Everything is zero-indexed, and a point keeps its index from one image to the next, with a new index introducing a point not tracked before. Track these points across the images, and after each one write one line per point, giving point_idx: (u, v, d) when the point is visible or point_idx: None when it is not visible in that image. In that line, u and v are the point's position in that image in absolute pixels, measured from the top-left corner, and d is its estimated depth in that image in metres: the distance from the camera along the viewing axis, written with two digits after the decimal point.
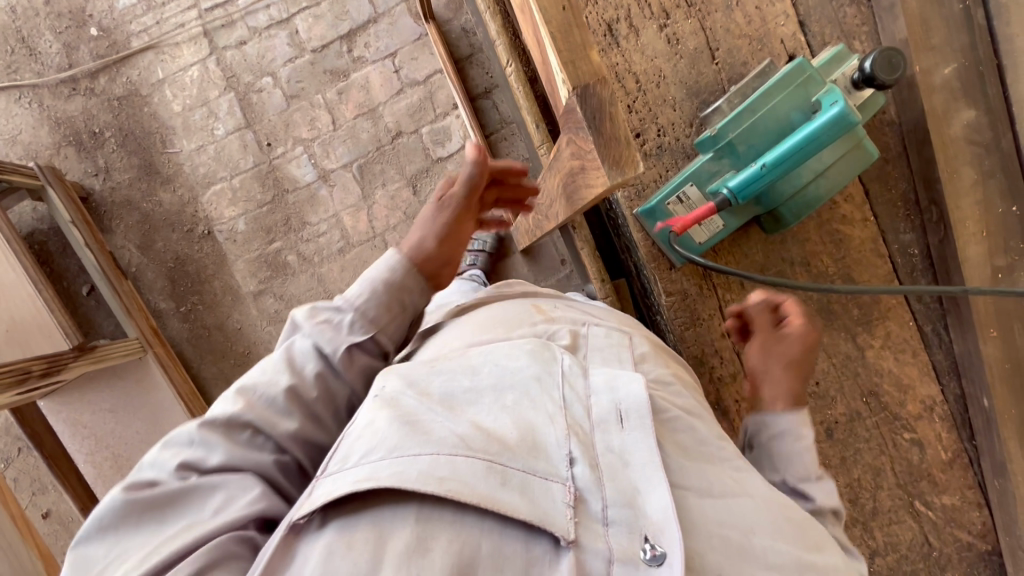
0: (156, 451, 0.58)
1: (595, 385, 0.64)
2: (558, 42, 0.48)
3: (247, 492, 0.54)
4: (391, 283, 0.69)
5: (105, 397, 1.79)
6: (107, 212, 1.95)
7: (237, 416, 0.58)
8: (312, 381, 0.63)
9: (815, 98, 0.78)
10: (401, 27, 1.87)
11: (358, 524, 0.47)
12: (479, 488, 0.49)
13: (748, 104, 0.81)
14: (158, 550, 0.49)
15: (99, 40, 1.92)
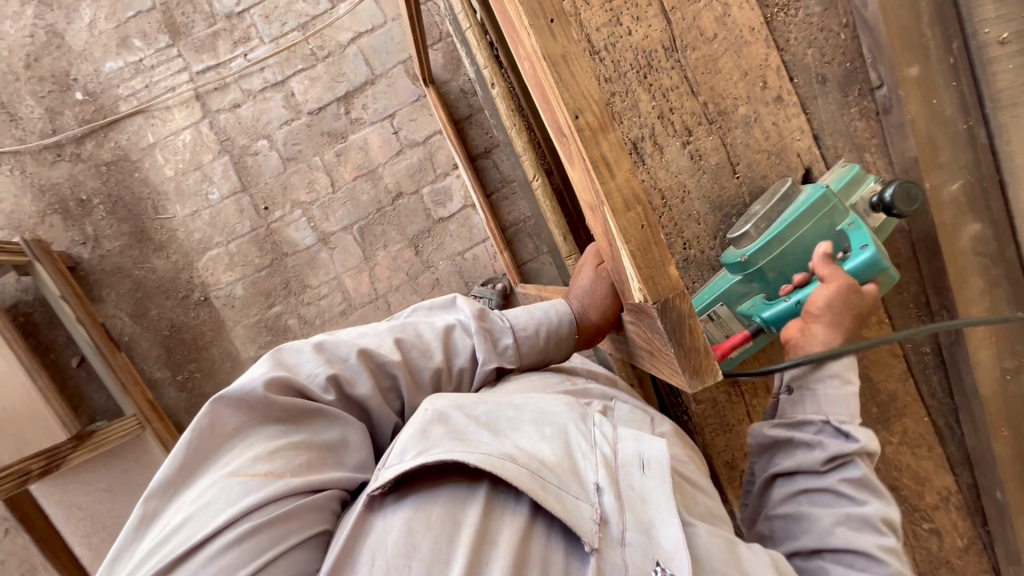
0: (312, 347, 0.71)
1: (624, 430, 0.69)
2: (639, 263, 0.49)
3: (355, 450, 0.66)
4: (547, 327, 0.83)
5: (101, 476, 1.74)
6: (97, 281, 1.89)
7: (393, 366, 0.72)
8: (456, 371, 0.78)
9: (840, 227, 0.82)
10: (399, 89, 1.87)
11: (432, 505, 0.55)
12: (528, 485, 0.56)
13: (775, 234, 0.83)
14: (286, 459, 0.59)
15: (84, 105, 1.86)
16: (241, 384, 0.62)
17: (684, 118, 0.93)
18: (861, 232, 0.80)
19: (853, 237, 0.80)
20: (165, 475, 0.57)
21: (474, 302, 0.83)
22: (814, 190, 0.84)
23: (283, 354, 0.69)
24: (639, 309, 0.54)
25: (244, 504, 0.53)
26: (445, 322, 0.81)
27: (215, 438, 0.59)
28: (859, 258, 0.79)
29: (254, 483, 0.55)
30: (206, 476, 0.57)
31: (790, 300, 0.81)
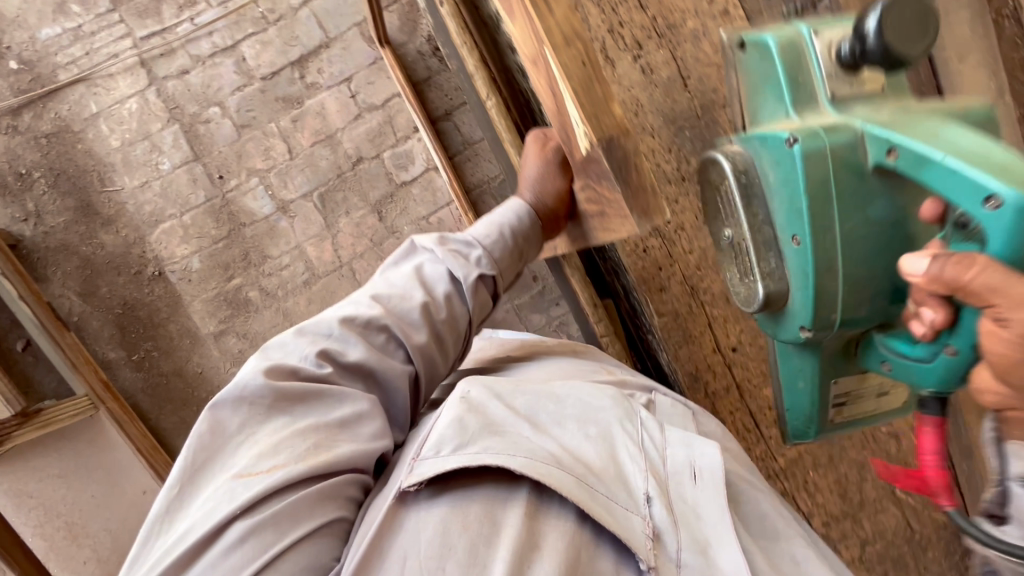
0: (290, 333, 0.64)
1: (671, 435, 0.62)
2: (579, 96, 0.49)
3: (372, 423, 0.59)
4: (515, 229, 0.78)
5: (52, 461, 1.62)
6: (41, 259, 1.80)
7: (378, 320, 0.66)
8: (441, 300, 0.71)
9: (889, 156, 0.52)
10: (354, 52, 1.83)
11: (469, 504, 0.49)
12: (577, 494, 0.50)
13: (814, 294, 0.58)
14: (292, 447, 0.53)
15: (20, 74, 1.77)
16: (236, 382, 0.56)
17: (633, 32, 0.94)
18: (940, 166, 0.48)
19: (924, 179, 0.50)
20: (174, 478, 0.53)
21: (432, 235, 0.78)
22: (781, 169, 0.57)
23: (269, 349, 0.62)
24: (588, 163, 0.55)
25: (243, 500, 0.49)
26: (413, 264, 0.74)
27: (218, 441, 0.54)
28: (1001, 228, 0.45)
29: (257, 479, 0.50)
30: (213, 476, 0.52)
31: (938, 358, 0.55)
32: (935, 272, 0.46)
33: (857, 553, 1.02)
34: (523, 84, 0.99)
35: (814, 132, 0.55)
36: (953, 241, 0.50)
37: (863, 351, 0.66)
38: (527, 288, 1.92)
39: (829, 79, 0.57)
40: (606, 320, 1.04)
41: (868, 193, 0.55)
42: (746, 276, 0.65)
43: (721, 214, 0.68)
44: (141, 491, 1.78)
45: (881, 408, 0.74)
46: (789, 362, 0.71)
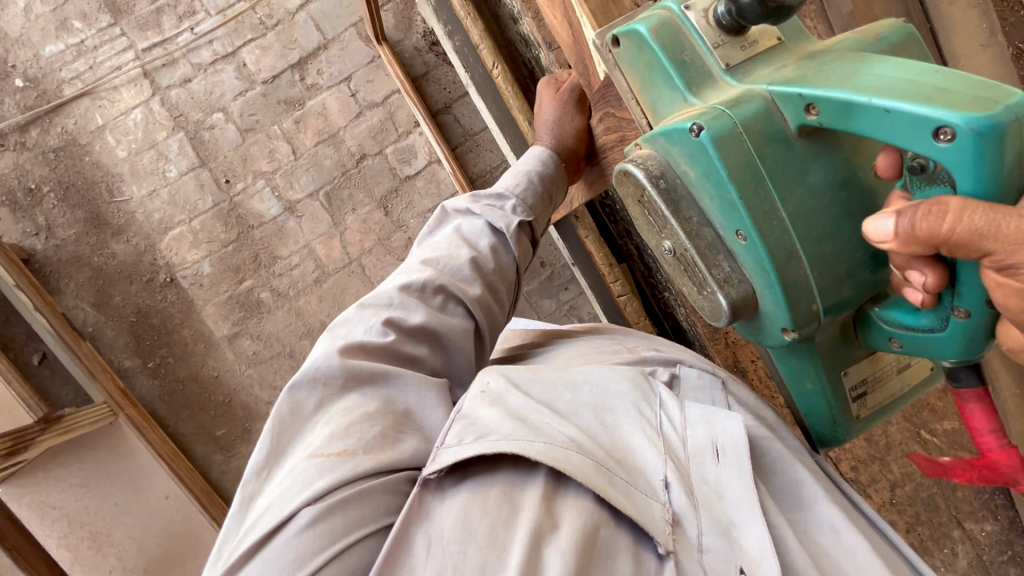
0: (356, 309, 0.67)
1: (691, 414, 0.61)
2: (600, 18, 0.71)
3: (434, 411, 0.61)
4: (543, 174, 0.80)
5: (75, 471, 1.65)
6: (54, 272, 1.81)
7: (432, 282, 0.68)
8: (488, 253, 0.74)
9: (812, 117, 0.51)
10: (353, 52, 1.86)
11: (491, 490, 0.51)
12: (594, 478, 0.51)
13: (783, 290, 0.56)
14: (360, 432, 0.55)
15: (26, 92, 1.80)
16: (311, 364, 0.59)
17: None
18: (869, 110, 0.47)
19: (857, 128, 0.49)
20: (257, 461, 0.56)
21: (461, 199, 0.79)
22: (699, 162, 0.55)
23: (334, 329, 0.66)
24: (606, 86, 0.77)
25: (317, 487, 0.50)
26: (450, 227, 0.76)
27: (297, 421, 0.58)
28: (966, 160, 0.43)
29: (327, 465, 0.52)
30: (290, 459, 0.55)
31: (950, 324, 0.54)
32: (908, 232, 0.45)
33: (885, 494, 1.05)
34: (526, 54, 1.02)
35: (725, 109, 0.54)
36: (918, 189, 0.49)
37: (863, 332, 0.64)
38: (535, 274, 1.93)
39: (716, 50, 0.57)
40: (623, 278, 1.05)
41: (802, 160, 0.54)
42: (703, 288, 0.62)
43: (652, 228, 0.65)
44: (165, 495, 1.75)
45: (905, 386, 0.71)
46: (787, 365, 0.68)
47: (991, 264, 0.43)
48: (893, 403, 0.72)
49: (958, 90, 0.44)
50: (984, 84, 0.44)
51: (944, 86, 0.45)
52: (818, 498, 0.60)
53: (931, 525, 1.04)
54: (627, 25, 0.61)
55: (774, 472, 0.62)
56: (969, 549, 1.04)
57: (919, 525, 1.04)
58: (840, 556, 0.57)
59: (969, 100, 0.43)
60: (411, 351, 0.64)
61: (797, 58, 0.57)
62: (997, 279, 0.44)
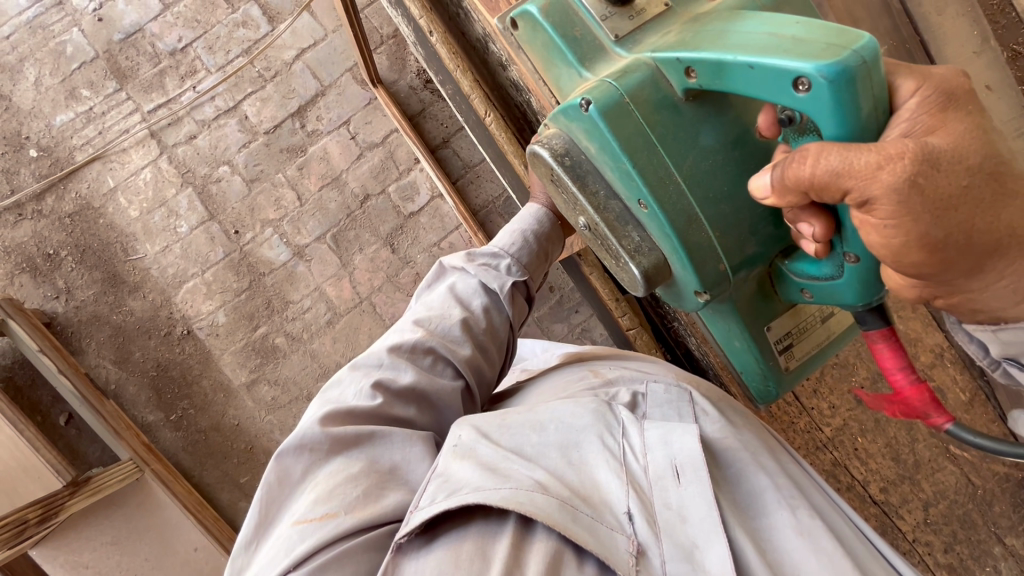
0: (349, 371, 0.68)
1: (649, 438, 0.60)
2: None
3: (420, 465, 0.61)
4: (539, 234, 0.81)
5: (105, 530, 1.67)
6: (75, 332, 1.86)
7: (422, 343, 0.69)
8: (479, 312, 0.74)
9: (690, 81, 0.55)
10: (350, 95, 1.91)
11: (463, 542, 0.52)
12: (556, 518, 0.51)
13: (687, 252, 0.59)
14: (342, 495, 0.55)
15: (40, 161, 1.87)
16: (297, 432, 0.60)
17: None
18: (738, 67, 0.51)
19: (731, 86, 0.53)
20: (250, 529, 0.58)
21: (458, 255, 0.80)
22: (595, 137, 0.59)
23: (329, 391, 0.68)
24: None
25: (297, 554, 0.51)
26: (445, 285, 0.77)
27: (285, 488, 0.59)
28: (825, 107, 0.47)
29: (309, 528, 0.53)
30: (279, 527, 0.57)
31: (844, 270, 0.58)
32: (780, 182, 0.51)
33: (920, 515, 1.01)
34: (517, 97, 1.04)
35: (613, 83, 0.57)
36: (794, 140, 0.53)
37: (780, 286, 0.68)
38: (545, 299, 1.94)
39: (604, 22, 0.61)
40: (630, 312, 1.05)
41: (692, 122, 0.58)
42: (618, 260, 0.65)
43: (568, 205, 0.69)
44: (194, 548, 1.74)
45: (831, 333, 0.73)
46: (718, 327, 0.72)
47: (852, 203, 0.48)
48: (820, 351, 0.74)
49: (813, 40, 0.48)
50: (837, 31, 0.48)
51: (802, 37, 0.49)
52: (779, 504, 0.58)
53: (970, 543, 1.01)
54: (520, 8, 0.64)
55: (737, 483, 0.61)
56: (1013, 565, 1.01)
57: (957, 543, 1.01)
58: (798, 562, 0.54)
59: (822, 48, 0.47)
60: (399, 412, 0.65)
61: (682, 22, 0.60)
62: (860, 216, 0.49)
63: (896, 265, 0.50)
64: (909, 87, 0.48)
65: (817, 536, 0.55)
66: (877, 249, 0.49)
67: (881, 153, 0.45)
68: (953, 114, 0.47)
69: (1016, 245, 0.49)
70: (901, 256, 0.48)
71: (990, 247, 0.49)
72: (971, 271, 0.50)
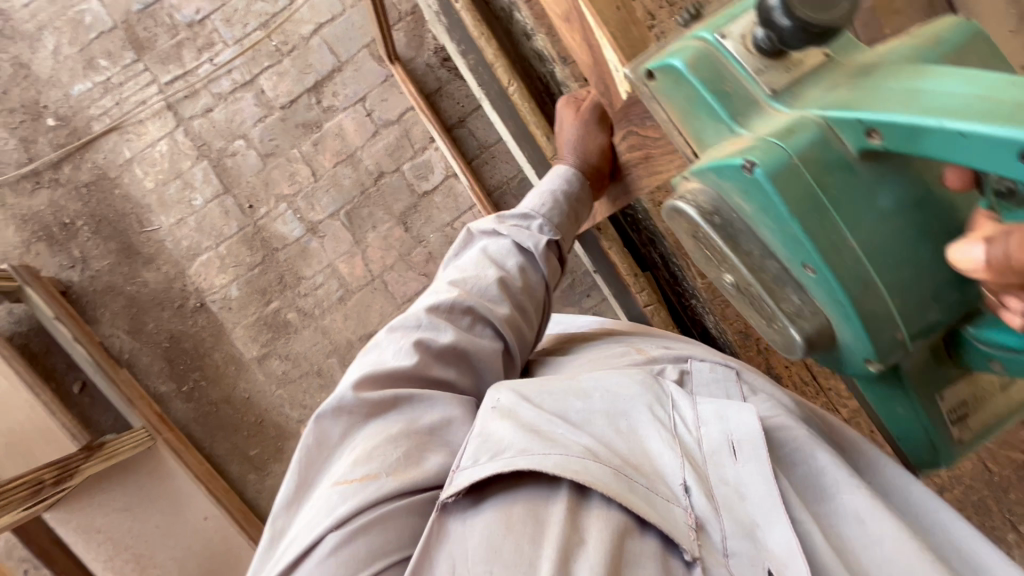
0: (386, 334, 0.68)
1: (703, 412, 0.60)
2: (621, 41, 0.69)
3: (460, 428, 0.62)
4: (569, 193, 0.81)
5: (116, 495, 1.70)
6: (90, 302, 1.88)
7: (459, 303, 0.69)
8: (515, 272, 0.74)
9: (875, 142, 0.48)
10: (367, 72, 1.90)
11: (512, 505, 0.51)
12: (612, 487, 0.51)
13: (862, 321, 0.53)
14: (383, 455, 0.55)
15: (57, 130, 1.87)
16: (335, 394, 0.60)
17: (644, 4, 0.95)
18: (937, 134, 0.44)
19: (924, 152, 0.46)
20: (287, 493, 0.57)
21: (486, 219, 0.80)
22: (753, 198, 0.52)
23: (366, 354, 0.67)
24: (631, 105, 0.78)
25: (340, 514, 0.51)
26: (477, 248, 0.76)
27: (323, 452, 0.59)
28: None
29: (350, 491, 0.53)
30: (318, 490, 0.56)
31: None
32: (1001, 257, 0.42)
33: None
34: (541, 68, 1.03)
35: (779, 143, 0.51)
36: (1006, 211, 0.46)
37: (962, 353, 0.61)
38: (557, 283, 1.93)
39: (758, 76, 0.55)
40: (648, 288, 1.06)
41: (868, 185, 0.51)
42: (773, 321, 0.61)
43: (709, 260, 0.64)
44: (204, 517, 1.77)
45: (1010, 402, 0.67)
46: (875, 393, 0.66)
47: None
48: (999, 421, 0.67)
49: None
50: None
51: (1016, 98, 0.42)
52: (842, 485, 0.57)
53: (985, 529, 1.01)
54: (662, 58, 0.59)
55: (795, 466, 0.61)
56: None
57: None
58: (867, 545, 0.54)
59: None
60: (440, 372, 0.65)
61: (848, 73, 0.54)
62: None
63: None
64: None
65: (882, 515, 0.55)
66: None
67: None
68: None
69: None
70: None
71: None
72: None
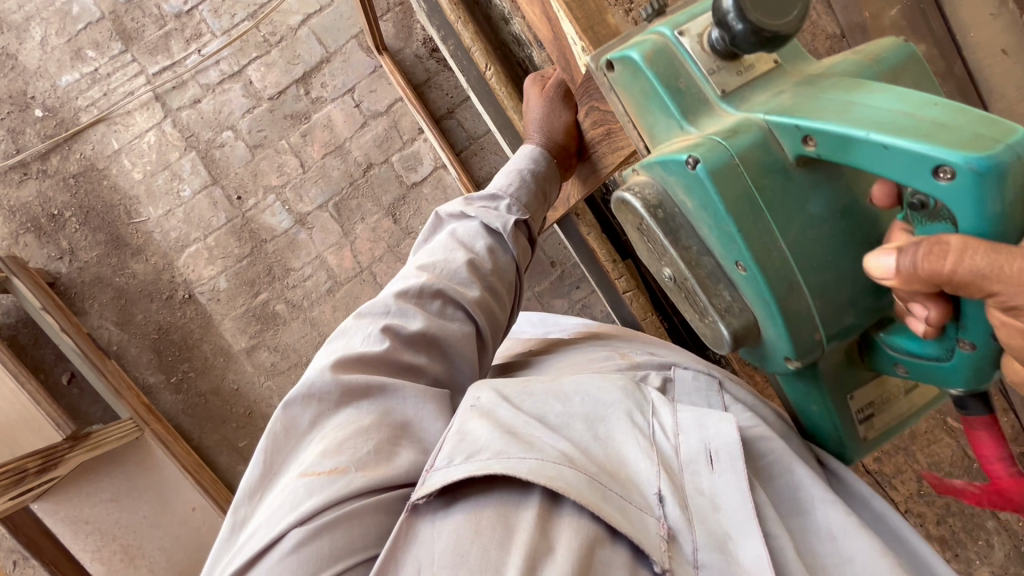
0: (354, 320, 0.68)
1: (683, 421, 0.60)
2: (577, 14, 0.70)
3: (432, 423, 0.61)
4: (536, 172, 0.81)
5: (105, 486, 1.70)
6: (78, 293, 1.87)
7: (428, 287, 0.68)
8: (485, 254, 0.74)
9: (811, 151, 0.50)
10: (355, 63, 1.89)
11: (484, 509, 0.51)
12: (586, 494, 0.50)
13: (785, 320, 0.54)
14: (353, 449, 0.55)
15: (45, 121, 1.87)
16: (305, 380, 0.60)
17: None
18: (868, 145, 0.46)
19: (854, 162, 0.48)
20: (252, 481, 0.57)
21: (455, 203, 0.80)
22: (696, 193, 0.53)
23: (334, 341, 0.67)
24: (588, 81, 0.77)
25: (305, 509, 0.50)
26: (446, 231, 0.76)
27: (292, 439, 0.59)
28: (966, 199, 0.43)
29: (319, 483, 0.52)
30: (284, 479, 0.56)
31: (956, 355, 0.52)
32: (909, 270, 0.45)
33: (913, 486, 1.03)
34: (519, 54, 1.03)
35: (726, 144, 0.52)
36: (917, 226, 0.48)
37: (869, 357, 0.62)
38: (546, 274, 1.93)
39: (712, 76, 0.55)
40: (627, 274, 1.06)
41: (800, 190, 0.53)
42: (704, 317, 0.60)
43: (651, 253, 0.63)
44: (192, 507, 1.77)
45: (912, 405, 0.68)
46: (794, 388, 0.66)
47: (994, 304, 0.43)
48: (901, 423, 0.68)
49: (958, 127, 0.43)
50: (984, 120, 0.43)
51: (944, 122, 0.44)
52: (819, 500, 0.59)
53: (964, 517, 1.02)
54: (620, 50, 0.58)
55: (773, 479, 0.62)
56: (1006, 540, 1.01)
57: (949, 516, 1.02)
58: (844, 562, 0.55)
59: (968, 138, 0.42)
60: (409, 358, 0.65)
61: (793, 82, 0.55)
62: (1001, 317, 0.43)
63: None
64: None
65: (856, 533, 0.56)
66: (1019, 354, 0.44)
67: None
68: None
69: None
70: None
71: None
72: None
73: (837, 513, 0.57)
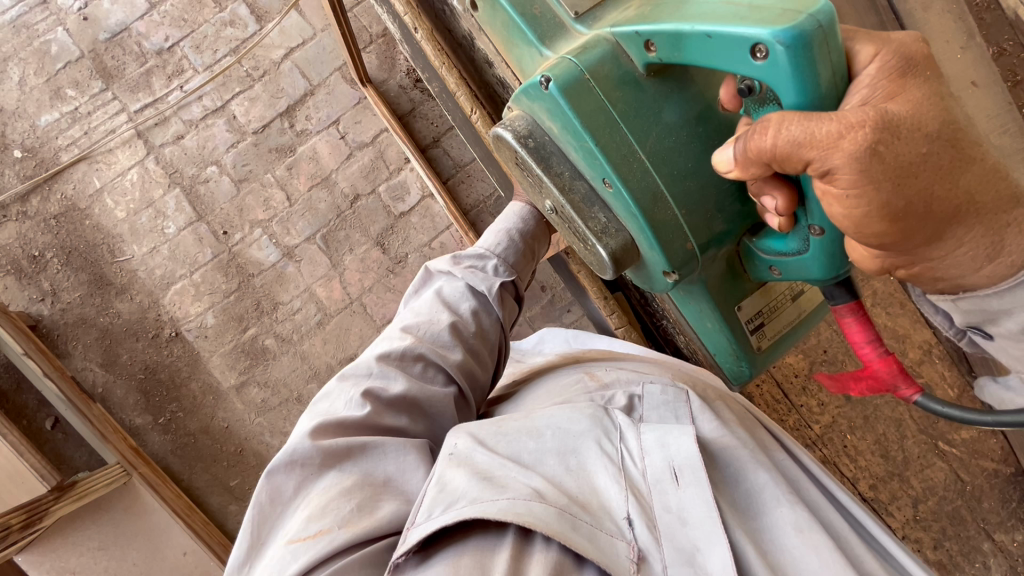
0: (338, 382, 0.67)
1: (646, 442, 0.60)
2: None
3: (414, 474, 0.60)
4: (524, 233, 0.83)
5: (92, 534, 1.65)
6: (61, 336, 1.84)
7: (411, 350, 0.69)
8: (468, 316, 0.75)
9: (655, 57, 0.55)
10: (339, 95, 1.90)
11: (461, 556, 0.50)
12: (555, 526, 0.50)
13: (654, 232, 0.59)
14: (336, 509, 0.54)
15: (24, 162, 1.85)
16: (287, 447, 0.59)
17: None
18: (695, 38, 0.51)
19: (689, 58, 0.53)
20: (241, 551, 0.56)
21: (444, 259, 0.81)
22: (557, 116, 0.59)
23: (318, 404, 0.66)
24: None
25: None
26: (432, 289, 0.77)
27: (277, 507, 0.58)
28: (785, 75, 0.47)
29: (303, 548, 0.51)
30: (272, 548, 0.55)
31: (811, 244, 0.57)
32: (743, 155, 0.50)
33: (909, 510, 1.11)
34: (504, 95, 1.03)
35: (577, 62, 0.57)
36: (755, 111, 0.53)
37: (749, 265, 0.67)
38: (536, 299, 1.92)
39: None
40: (618, 310, 1.07)
41: (654, 100, 0.58)
42: (586, 242, 0.65)
43: (534, 188, 0.69)
44: (183, 552, 1.71)
45: (801, 312, 0.74)
46: (690, 308, 0.73)
47: (814, 172, 0.47)
48: (792, 330, 0.74)
49: (769, 7, 0.48)
50: None
51: (758, 4, 0.48)
52: (778, 501, 0.60)
53: (961, 539, 1.10)
54: None
55: (745, 494, 0.61)
56: (1002, 561, 1.09)
57: (946, 540, 1.09)
58: (799, 557, 0.56)
59: (779, 14, 0.46)
60: (390, 422, 0.64)
61: None
62: (822, 187, 0.48)
63: (857, 236, 0.50)
64: (868, 53, 0.47)
65: (816, 531, 0.57)
66: (840, 221, 0.49)
67: (841, 122, 0.44)
68: (912, 80, 0.47)
69: (974, 211, 0.48)
70: (860, 227, 0.48)
71: (949, 214, 0.48)
72: (930, 239, 0.50)
73: (793, 513, 0.59)
